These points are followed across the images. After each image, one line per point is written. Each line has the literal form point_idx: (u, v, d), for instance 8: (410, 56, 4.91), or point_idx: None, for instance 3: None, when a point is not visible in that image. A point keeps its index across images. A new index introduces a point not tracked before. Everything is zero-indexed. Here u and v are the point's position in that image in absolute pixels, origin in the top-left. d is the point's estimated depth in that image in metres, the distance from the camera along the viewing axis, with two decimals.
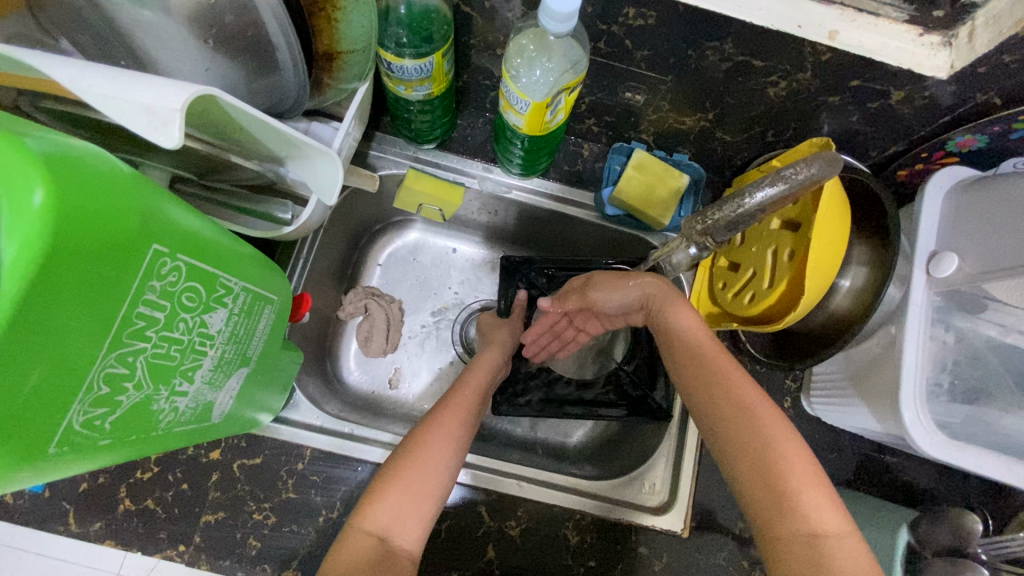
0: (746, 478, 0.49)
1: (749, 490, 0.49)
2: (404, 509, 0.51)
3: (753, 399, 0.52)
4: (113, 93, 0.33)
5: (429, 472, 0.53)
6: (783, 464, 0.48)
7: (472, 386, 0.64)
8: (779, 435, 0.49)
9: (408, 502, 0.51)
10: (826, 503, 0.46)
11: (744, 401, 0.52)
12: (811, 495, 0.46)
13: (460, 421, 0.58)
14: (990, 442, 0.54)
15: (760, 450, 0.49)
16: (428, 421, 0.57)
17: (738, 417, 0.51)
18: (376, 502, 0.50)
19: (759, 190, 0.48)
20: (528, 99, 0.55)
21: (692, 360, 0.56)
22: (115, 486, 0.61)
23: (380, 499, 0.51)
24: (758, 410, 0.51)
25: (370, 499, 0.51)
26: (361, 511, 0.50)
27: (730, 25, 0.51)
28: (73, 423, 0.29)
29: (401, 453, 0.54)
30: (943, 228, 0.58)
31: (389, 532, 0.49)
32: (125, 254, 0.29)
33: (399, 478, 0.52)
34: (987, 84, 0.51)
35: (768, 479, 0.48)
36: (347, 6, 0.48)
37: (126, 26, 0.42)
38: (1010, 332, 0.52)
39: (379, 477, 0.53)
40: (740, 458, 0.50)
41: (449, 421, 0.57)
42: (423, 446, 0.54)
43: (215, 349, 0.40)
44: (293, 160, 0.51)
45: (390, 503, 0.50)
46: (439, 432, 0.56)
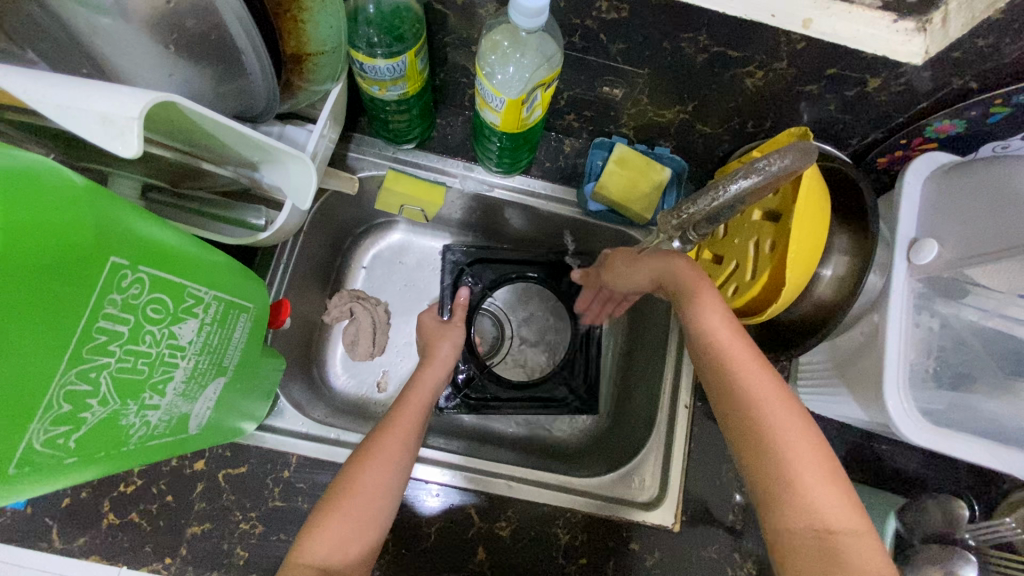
0: (760, 475, 0.48)
1: (759, 486, 0.48)
2: (343, 541, 0.49)
3: (770, 388, 0.50)
4: (68, 102, 0.33)
5: (368, 502, 0.52)
6: (795, 460, 0.47)
7: (414, 406, 0.61)
8: (795, 430, 0.48)
9: (348, 533, 0.50)
10: (837, 498, 0.46)
11: (759, 395, 0.50)
12: (824, 490, 0.46)
13: (401, 443, 0.56)
14: (975, 428, 0.54)
15: (775, 447, 0.47)
16: (367, 447, 0.55)
17: (753, 411, 0.49)
18: (313, 536, 0.49)
19: (734, 182, 0.47)
20: (504, 95, 0.55)
21: (707, 345, 0.54)
22: (99, 500, 0.60)
23: (317, 533, 0.49)
24: (773, 403, 0.49)
25: (307, 534, 0.49)
26: (299, 547, 0.49)
27: (704, 15, 0.50)
28: (33, 442, 0.28)
29: (339, 484, 0.53)
30: (924, 214, 0.58)
31: (328, 564, 0.48)
32: (80, 268, 0.28)
33: (338, 507, 0.51)
34: (963, 69, 0.51)
35: (782, 474, 0.47)
36: (314, 6, 0.48)
37: (85, 33, 0.41)
38: (991, 316, 0.53)
39: (318, 507, 0.51)
40: (756, 451, 0.49)
41: (389, 444, 0.56)
42: (361, 473, 0.53)
43: (187, 360, 0.40)
44: (266, 165, 0.50)
45: (329, 532, 0.49)
46: (379, 457, 0.54)
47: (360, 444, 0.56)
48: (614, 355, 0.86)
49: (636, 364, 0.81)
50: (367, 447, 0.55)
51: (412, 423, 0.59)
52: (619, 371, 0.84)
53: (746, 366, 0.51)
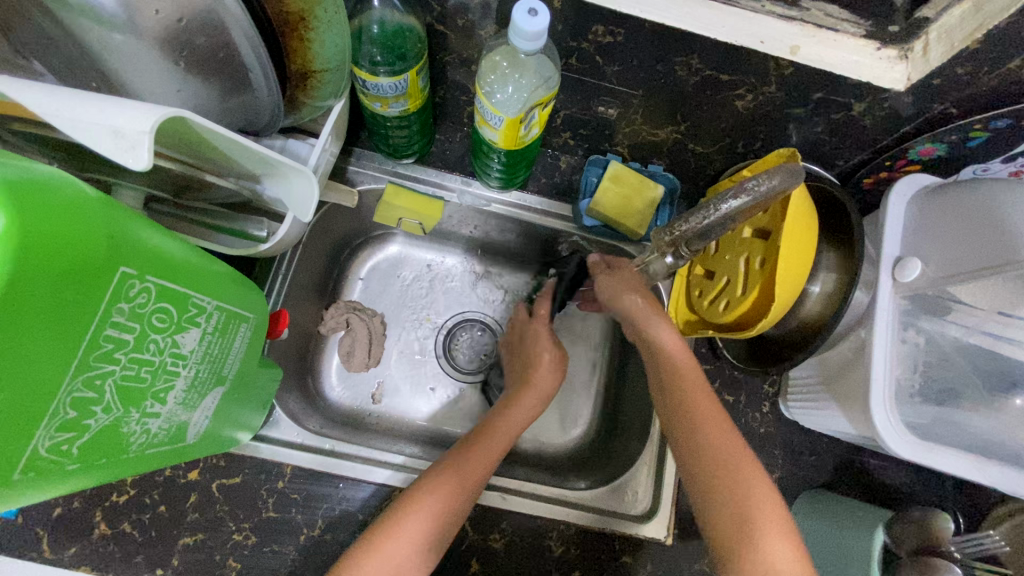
0: (719, 521, 0.52)
1: (718, 532, 0.52)
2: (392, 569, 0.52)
3: (733, 447, 0.54)
4: (81, 116, 0.34)
5: (406, 551, 0.53)
6: (751, 509, 0.51)
7: (490, 444, 0.61)
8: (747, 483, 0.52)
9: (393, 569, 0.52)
10: (788, 549, 0.49)
11: (717, 446, 0.54)
12: (777, 542, 0.49)
13: (461, 493, 0.56)
14: (959, 442, 0.55)
15: (734, 498, 0.51)
16: (423, 488, 0.56)
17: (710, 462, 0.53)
18: (366, 560, 0.51)
19: (724, 202, 0.49)
20: (501, 115, 0.56)
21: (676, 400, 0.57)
22: (91, 509, 0.60)
23: (353, 575, 0.51)
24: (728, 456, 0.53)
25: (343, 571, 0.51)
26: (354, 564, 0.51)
27: (696, 40, 0.52)
28: (39, 448, 0.29)
29: (384, 525, 0.54)
30: (908, 234, 0.59)
31: None
32: (93, 277, 0.29)
33: (376, 552, 0.52)
34: (942, 96, 0.53)
35: (741, 528, 0.50)
36: (320, 26, 0.48)
37: (96, 49, 0.42)
38: (972, 332, 0.54)
39: (359, 543, 0.53)
40: (718, 504, 0.52)
41: (446, 494, 0.56)
42: (407, 518, 0.54)
43: (188, 369, 0.40)
44: (269, 178, 0.51)
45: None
46: (433, 504, 0.55)
47: (416, 484, 0.56)
48: (609, 369, 0.85)
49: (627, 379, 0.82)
50: (422, 491, 0.56)
51: (484, 463, 0.59)
52: (612, 384, 0.84)
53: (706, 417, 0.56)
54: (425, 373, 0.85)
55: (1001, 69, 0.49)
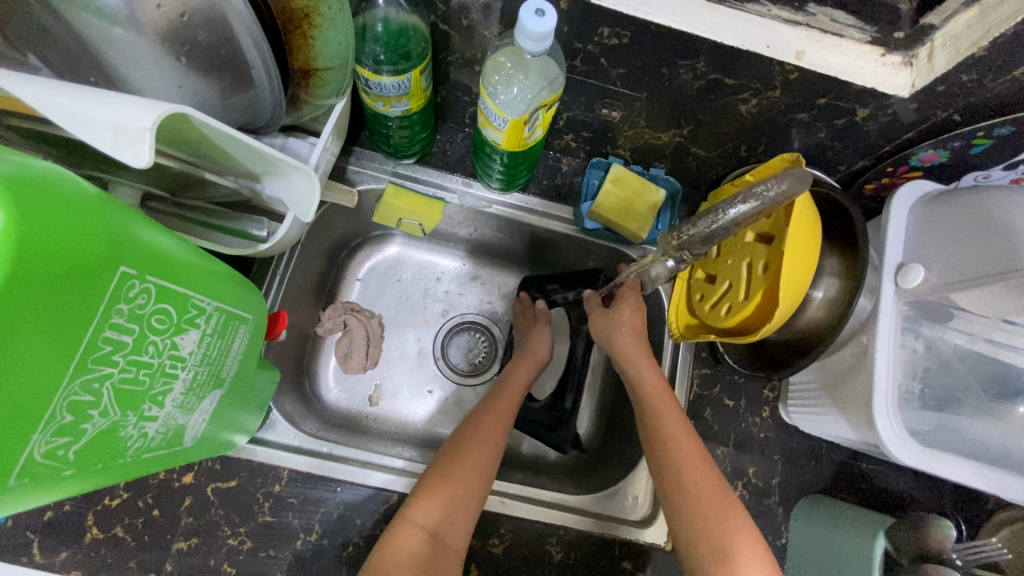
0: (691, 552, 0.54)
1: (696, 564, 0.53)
2: (449, 508, 0.56)
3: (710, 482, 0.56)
4: (81, 111, 0.33)
5: (475, 473, 0.59)
6: (726, 538, 0.53)
7: (511, 400, 0.70)
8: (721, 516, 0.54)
9: (452, 507, 0.56)
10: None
11: (693, 477, 0.57)
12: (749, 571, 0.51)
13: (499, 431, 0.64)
14: (960, 449, 0.55)
15: (703, 525, 0.54)
16: (472, 426, 0.64)
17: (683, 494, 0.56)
18: (438, 482, 0.57)
19: (733, 206, 0.48)
20: (506, 116, 0.56)
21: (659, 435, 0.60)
22: (82, 513, 0.58)
23: (429, 495, 0.56)
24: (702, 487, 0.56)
25: (420, 496, 0.56)
26: (411, 508, 0.56)
27: (702, 44, 0.52)
28: (35, 453, 0.28)
29: (448, 454, 0.60)
30: (910, 239, 0.59)
31: (435, 526, 0.55)
32: (91, 277, 0.28)
33: (447, 475, 0.58)
34: (946, 103, 0.53)
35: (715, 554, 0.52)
36: (324, 24, 0.48)
37: (95, 43, 0.41)
38: (975, 340, 0.55)
39: (427, 477, 0.59)
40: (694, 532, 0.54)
41: (491, 430, 0.64)
42: (466, 448, 0.61)
43: (187, 371, 0.39)
44: (269, 177, 0.51)
45: (440, 497, 0.56)
46: (483, 436, 0.63)
47: (463, 427, 0.64)
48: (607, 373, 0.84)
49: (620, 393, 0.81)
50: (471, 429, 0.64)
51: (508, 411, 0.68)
52: (610, 388, 0.83)
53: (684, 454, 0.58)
54: (423, 378, 0.85)
55: (1004, 77, 0.49)
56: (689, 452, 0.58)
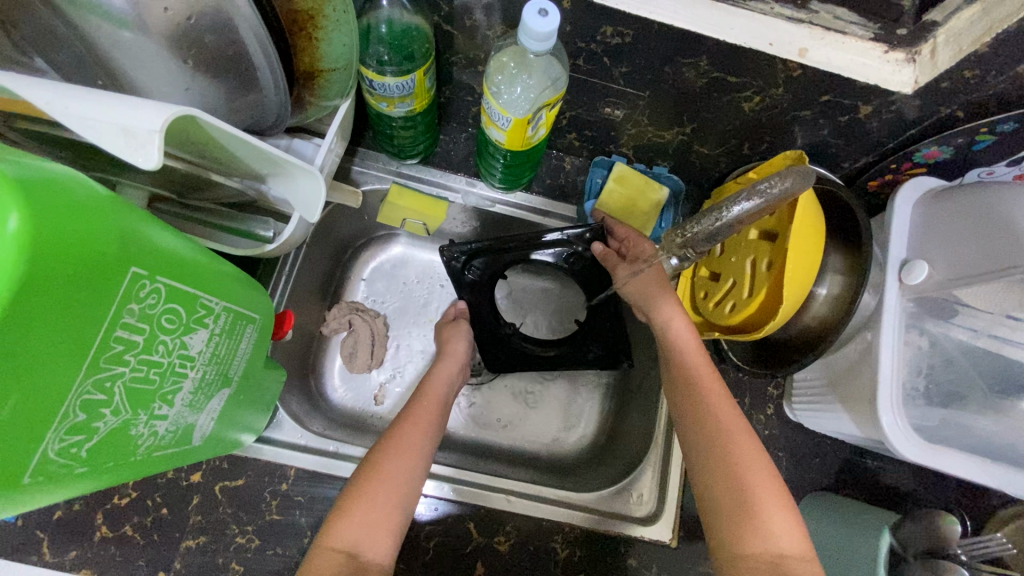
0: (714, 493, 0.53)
1: (719, 506, 0.52)
2: (370, 525, 0.51)
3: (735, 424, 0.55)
4: (91, 114, 0.33)
5: (393, 487, 0.53)
6: (750, 481, 0.51)
7: (432, 399, 0.65)
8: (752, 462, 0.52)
9: (371, 527, 0.51)
10: (793, 527, 0.49)
11: (726, 424, 0.55)
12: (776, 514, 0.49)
13: (423, 432, 0.59)
14: (964, 444, 0.55)
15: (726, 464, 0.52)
16: (393, 433, 0.58)
17: (717, 439, 0.54)
18: (357, 501, 0.52)
19: (735, 204, 0.49)
20: (509, 115, 0.56)
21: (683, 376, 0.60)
22: (92, 511, 0.59)
23: (346, 516, 0.51)
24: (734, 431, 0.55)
25: (335, 518, 0.51)
26: (328, 532, 0.51)
27: (705, 42, 0.52)
28: (48, 452, 0.28)
29: (364, 470, 0.55)
30: (914, 236, 0.59)
31: (355, 549, 0.50)
32: (104, 277, 0.29)
33: (365, 493, 0.52)
34: (950, 99, 0.53)
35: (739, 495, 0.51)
36: (328, 25, 0.48)
37: (103, 48, 0.41)
38: (980, 336, 0.54)
39: (345, 495, 0.53)
40: (717, 474, 0.53)
41: (411, 434, 0.58)
42: (384, 460, 0.55)
43: (196, 371, 0.40)
44: (275, 178, 0.51)
45: (358, 517, 0.51)
46: (404, 444, 0.57)
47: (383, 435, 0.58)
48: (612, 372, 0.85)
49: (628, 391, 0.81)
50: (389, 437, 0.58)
51: (433, 407, 0.63)
52: (615, 385, 0.84)
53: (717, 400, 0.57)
54: (428, 376, 0.85)
55: (1008, 72, 0.49)
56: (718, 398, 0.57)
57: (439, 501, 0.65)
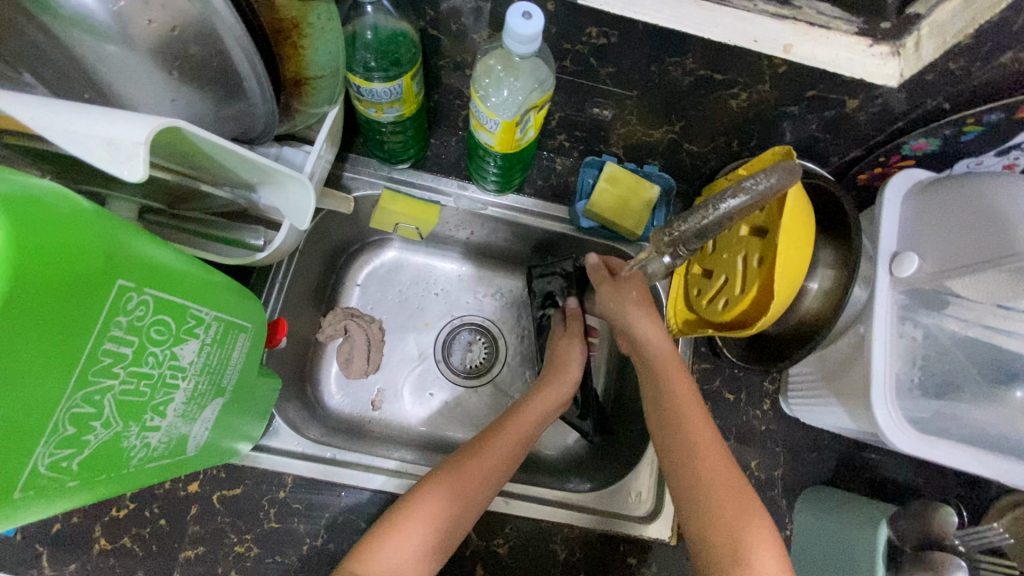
0: (691, 517, 0.54)
1: (698, 532, 0.53)
2: (399, 567, 0.50)
3: (715, 451, 0.56)
4: (77, 128, 0.34)
5: (439, 523, 0.53)
6: (724, 506, 0.53)
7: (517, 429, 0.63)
8: (730, 486, 0.54)
9: (402, 563, 0.50)
10: (777, 571, 0.48)
11: (706, 451, 0.56)
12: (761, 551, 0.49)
13: (489, 472, 0.58)
14: (958, 435, 0.55)
15: (705, 487, 0.54)
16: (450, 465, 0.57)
17: (691, 461, 0.56)
18: (394, 529, 0.51)
19: (723, 202, 0.49)
20: (498, 118, 0.56)
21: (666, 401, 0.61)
22: (90, 524, 0.59)
23: (383, 543, 0.51)
24: (708, 451, 0.56)
25: (372, 544, 0.51)
26: (358, 556, 0.50)
27: (690, 40, 0.52)
28: (38, 465, 0.28)
29: (412, 498, 0.54)
30: (905, 229, 0.59)
31: None
32: (90, 290, 0.29)
33: (406, 523, 0.52)
34: (935, 91, 0.53)
35: (721, 522, 0.52)
36: (314, 33, 0.48)
37: (87, 61, 0.41)
38: (971, 326, 0.55)
39: (383, 519, 0.53)
40: (695, 500, 0.54)
41: (471, 474, 0.57)
42: (432, 494, 0.54)
43: (187, 381, 0.40)
44: (264, 186, 0.51)
45: (394, 549, 0.50)
46: (460, 481, 0.56)
47: (440, 464, 0.58)
48: (609, 372, 0.85)
49: (623, 389, 0.81)
50: (444, 470, 0.57)
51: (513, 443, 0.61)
52: (612, 385, 0.84)
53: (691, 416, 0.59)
54: (426, 381, 0.85)
55: (992, 63, 0.49)
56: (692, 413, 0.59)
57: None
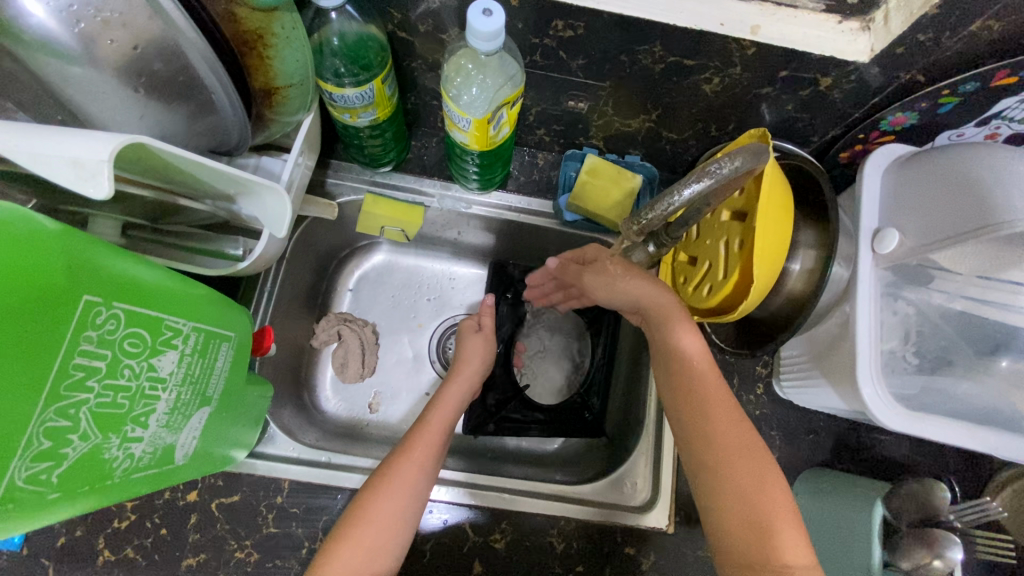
0: (707, 490, 0.54)
1: (717, 509, 0.53)
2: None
3: (730, 419, 0.55)
4: (42, 151, 0.34)
5: (386, 528, 0.53)
6: (740, 479, 0.52)
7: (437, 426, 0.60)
8: (768, 499, 0.51)
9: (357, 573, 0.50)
10: (800, 542, 0.49)
11: (721, 422, 0.55)
12: (784, 526, 0.49)
13: (421, 467, 0.56)
14: (948, 410, 0.55)
15: (720, 457, 0.53)
16: (387, 465, 0.56)
17: (721, 471, 0.53)
18: (341, 542, 0.51)
19: (686, 187, 0.48)
20: (469, 116, 0.56)
21: (678, 369, 0.58)
22: (94, 537, 0.60)
23: (332, 560, 0.50)
24: (742, 460, 0.53)
25: (321, 561, 0.50)
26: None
27: (656, 28, 0.52)
28: (16, 478, 0.29)
29: (353, 509, 0.53)
30: (885, 205, 0.59)
31: None
32: (54, 307, 0.30)
33: (350, 535, 0.52)
34: (908, 64, 0.53)
35: (738, 500, 0.52)
36: (279, 43, 0.49)
37: (54, 84, 0.42)
38: (956, 299, 0.54)
39: (331, 535, 0.53)
40: (712, 475, 0.54)
41: (406, 472, 0.55)
42: (374, 499, 0.53)
43: (169, 392, 0.41)
44: (242, 198, 0.52)
45: (343, 562, 0.50)
46: (397, 480, 0.55)
47: (377, 468, 0.57)
48: None
49: (619, 382, 0.81)
50: (382, 472, 0.56)
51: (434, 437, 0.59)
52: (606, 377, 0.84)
53: (719, 416, 0.55)
54: (422, 382, 0.86)
55: (962, 33, 0.49)
56: (723, 416, 0.55)
57: (450, 506, 0.66)
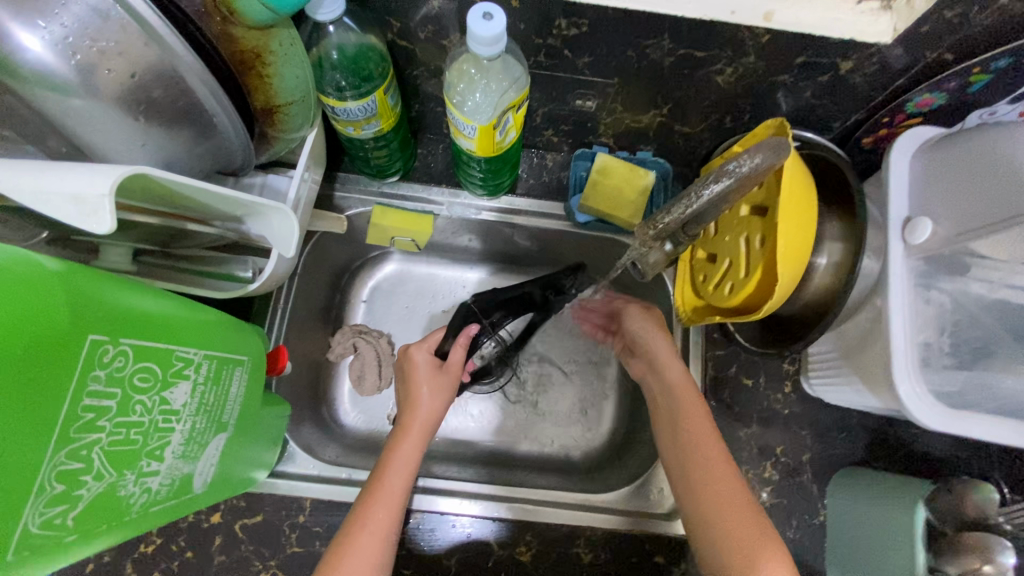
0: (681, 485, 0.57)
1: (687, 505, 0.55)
2: None
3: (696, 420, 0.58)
4: (43, 188, 0.34)
5: None
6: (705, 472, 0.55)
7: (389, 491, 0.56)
8: (730, 492, 0.53)
9: None
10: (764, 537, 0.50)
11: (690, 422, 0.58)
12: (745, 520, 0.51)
13: (381, 539, 0.53)
14: (994, 408, 0.52)
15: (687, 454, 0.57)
16: (345, 539, 0.53)
17: (690, 466, 0.56)
18: None
19: (706, 188, 0.47)
20: (474, 123, 0.55)
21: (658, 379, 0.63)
22: (121, 562, 0.61)
23: None
24: (706, 454, 0.56)
25: None
26: None
27: (665, 20, 0.50)
28: (31, 526, 0.29)
29: None
30: (914, 192, 0.56)
31: None
32: (59, 349, 0.29)
33: None
34: (935, 43, 0.50)
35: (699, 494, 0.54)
36: (277, 60, 0.48)
37: (55, 116, 0.42)
38: (998, 288, 0.50)
39: None
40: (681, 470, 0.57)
41: (364, 545, 0.52)
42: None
43: (183, 423, 0.40)
44: (250, 219, 0.52)
45: None
46: (356, 556, 0.52)
47: (336, 539, 0.53)
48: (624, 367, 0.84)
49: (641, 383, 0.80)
50: (341, 546, 0.52)
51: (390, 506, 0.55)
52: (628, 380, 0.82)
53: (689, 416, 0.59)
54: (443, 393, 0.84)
55: (992, 7, 0.46)
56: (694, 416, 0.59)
57: (481, 519, 0.65)
